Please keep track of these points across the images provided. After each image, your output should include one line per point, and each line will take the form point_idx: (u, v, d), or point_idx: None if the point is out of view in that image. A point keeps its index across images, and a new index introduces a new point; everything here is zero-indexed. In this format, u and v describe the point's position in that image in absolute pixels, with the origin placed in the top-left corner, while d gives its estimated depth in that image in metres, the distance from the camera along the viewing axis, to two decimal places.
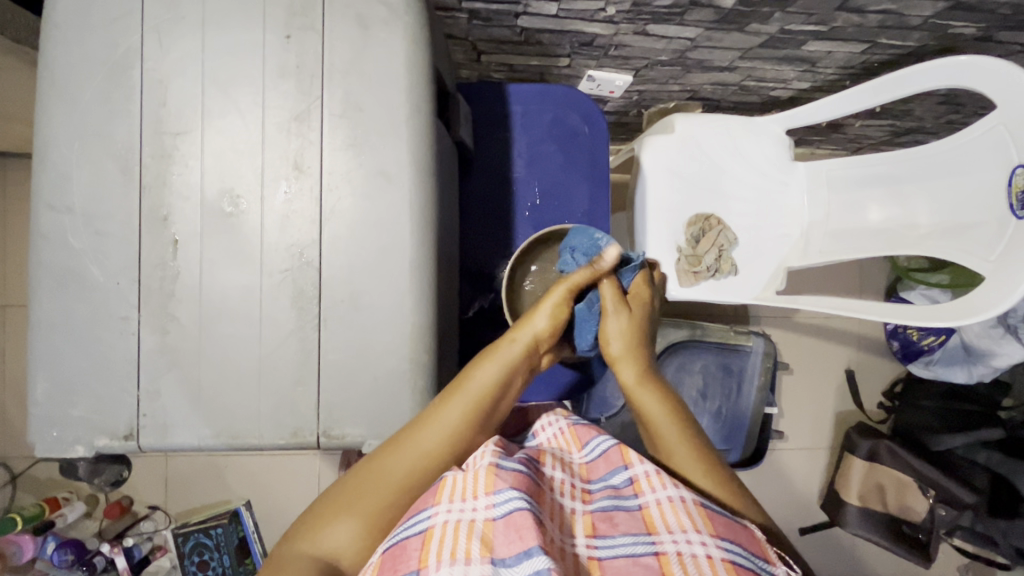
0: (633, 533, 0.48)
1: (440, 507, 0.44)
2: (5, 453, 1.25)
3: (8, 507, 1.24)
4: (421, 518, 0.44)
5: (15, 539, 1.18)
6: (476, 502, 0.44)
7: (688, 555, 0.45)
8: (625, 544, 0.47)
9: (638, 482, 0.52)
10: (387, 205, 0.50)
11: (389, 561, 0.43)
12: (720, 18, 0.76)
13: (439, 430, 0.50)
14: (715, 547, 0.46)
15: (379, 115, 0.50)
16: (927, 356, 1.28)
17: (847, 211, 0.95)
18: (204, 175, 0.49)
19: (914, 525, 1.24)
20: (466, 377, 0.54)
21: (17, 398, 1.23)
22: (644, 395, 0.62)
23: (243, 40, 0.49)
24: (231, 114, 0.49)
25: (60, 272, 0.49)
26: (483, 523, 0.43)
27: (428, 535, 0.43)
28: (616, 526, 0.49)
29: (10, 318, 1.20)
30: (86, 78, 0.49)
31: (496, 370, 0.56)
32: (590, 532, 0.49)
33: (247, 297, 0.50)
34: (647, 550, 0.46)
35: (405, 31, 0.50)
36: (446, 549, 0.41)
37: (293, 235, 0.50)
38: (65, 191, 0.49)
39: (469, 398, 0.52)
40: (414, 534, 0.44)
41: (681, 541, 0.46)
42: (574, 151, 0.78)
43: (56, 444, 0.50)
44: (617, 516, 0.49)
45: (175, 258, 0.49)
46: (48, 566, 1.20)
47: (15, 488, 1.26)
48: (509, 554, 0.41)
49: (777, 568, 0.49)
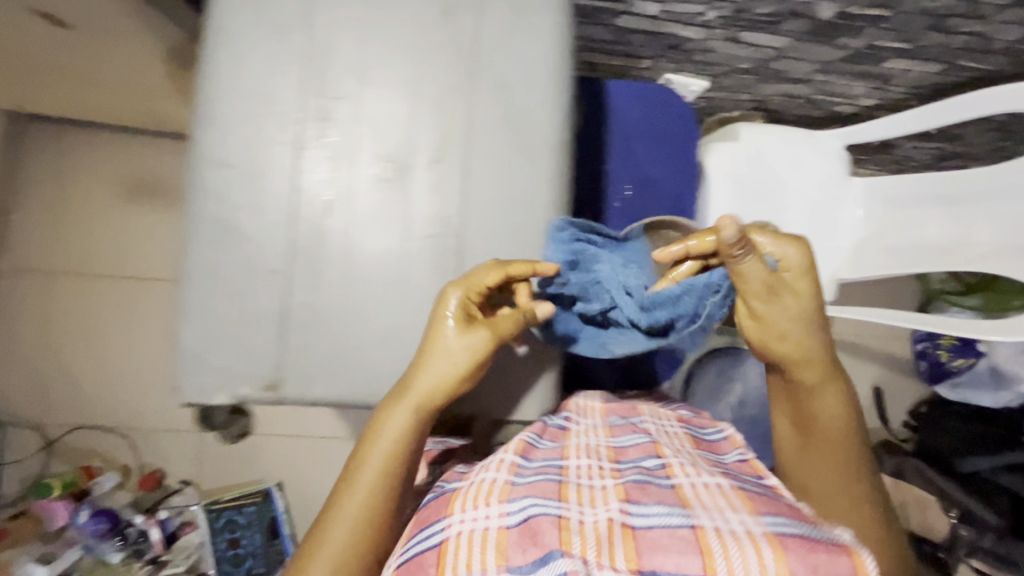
0: (668, 505, 0.48)
1: (453, 519, 0.49)
2: (60, 419, 1.38)
3: (43, 471, 1.37)
4: (436, 531, 0.49)
5: (49, 505, 1.27)
6: (489, 510, 0.49)
7: (725, 529, 0.45)
8: (660, 516, 0.47)
9: (670, 466, 0.53)
10: (528, 180, 0.52)
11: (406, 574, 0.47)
12: (814, 30, 0.79)
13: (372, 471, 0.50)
14: (754, 523, 0.46)
15: (526, 93, 0.52)
16: (954, 378, 1.36)
17: (903, 228, 1.01)
18: (359, 140, 0.51)
19: (935, 544, 1.27)
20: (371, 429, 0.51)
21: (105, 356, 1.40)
22: (824, 397, 0.57)
23: (404, 14, 0.51)
24: (388, 83, 0.51)
25: (215, 223, 0.50)
26: (497, 532, 0.47)
27: (443, 548, 0.48)
28: (650, 497, 0.49)
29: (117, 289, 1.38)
30: (253, 38, 0.50)
31: (404, 412, 0.49)
32: (623, 497, 0.50)
33: (390, 260, 0.51)
34: (683, 522, 0.46)
35: (556, 17, 0.53)
36: (465, 561, 0.46)
37: (438, 203, 0.52)
38: (225, 145, 0.50)
39: (386, 445, 0.50)
40: (431, 547, 0.48)
41: (716, 517, 0.46)
42: (665, 148, 0.80)
43: (200, 392, 0.50)
44: (650, 488, 0.50)
45: (328, 219, 0.51)
46: (79, 535, 1.28)
47: (49, 454, 1.38)
48: (524, 561, 0.45)
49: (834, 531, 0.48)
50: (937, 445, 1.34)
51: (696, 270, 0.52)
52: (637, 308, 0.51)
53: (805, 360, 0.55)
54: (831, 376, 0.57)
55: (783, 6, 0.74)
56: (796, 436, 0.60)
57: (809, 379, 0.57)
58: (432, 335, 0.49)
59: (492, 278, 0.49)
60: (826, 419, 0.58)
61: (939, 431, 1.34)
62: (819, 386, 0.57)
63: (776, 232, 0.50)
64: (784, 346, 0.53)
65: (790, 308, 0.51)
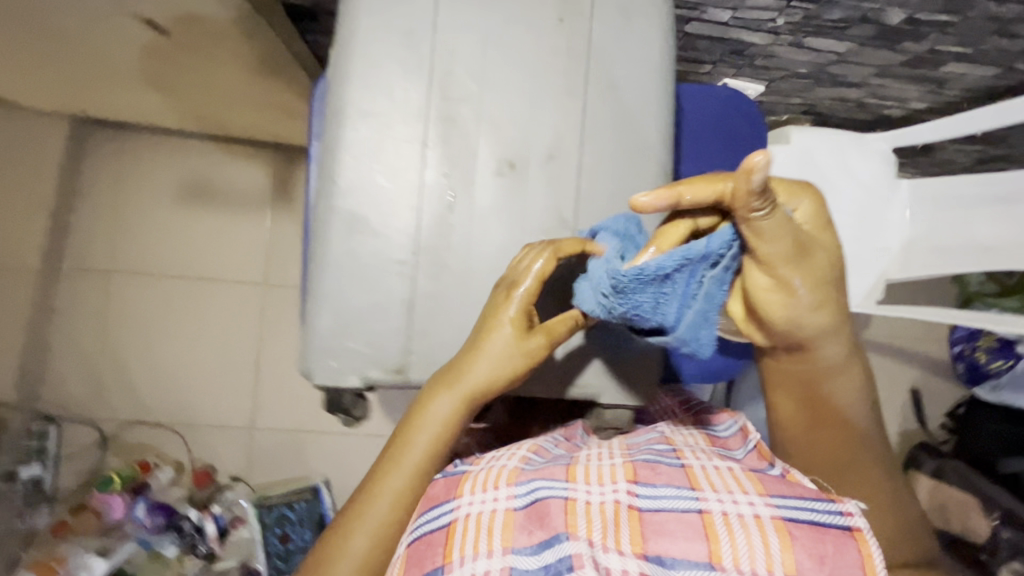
0: (676, 486, 0.47)
1: (462, 500, 0.48)
2: (113, 415, 1.41)
3: (100, 464, 1.39)
4: (444, 511, 0.48)
5: (108, 499, 1.30)
6: (497, 492, 0.47)
7: (733, 514, 0.44)
8: (668, 496, 0.46)
9: (682, 451, 0.53)
10: (636, 177, 0.56)
11: (415, 555, 0.46)
12: (878, 35, 0.83)
13: (416, 450, 0.52)
14: (763, 506, 0.45)
15: (634, 94, 0.55)
16: (996, 380, 1.31)
17: (953, 229, 1.03)
18: (481, 139, 0.54)
19: (976, 547, 1.24)
20: (417, 410, 0.53)
21: (160, 357, 1.41)
22: (840, 383, 0.57)
23: (522, 21, 0.54)
24: (508, 84, 0.54)
25: (347, 215, 0.53)
26: (504, 514, 0.45)
27: (452, 528, 0.46)
28: (658, 476, 0.48)
29: (179, 289, 1.40)
30: (383, 42, 0.53)
31: (455, 399, 0.51)
32: (632, 477, 0.48)
33: (508, 252, 0.54)
34: (691, 505, 0.45)
35: (662, 24, 0.56)
36: (469, 544, 0.44)
37: (554, 198, 0.55)
38: (356, 143, 0.53)
39: (431, 431, 0.52)
40: (437, 528, 0.46)
41: (726, 500, 0.45)
42: (736, 149, 0.83)
43: (333, 374, 0.53)
44: (660, 468, 0.49)
45: (451, 213, 0.54)
46: (133, 529, 1.30)
47: (104, 450, 1.40)
48: (529, 543, 0.43)
49: (846, 505, 0.45)
50: (975, 446, 1.35)
51: (687, 236, 0.44)
52: (611, 285, 0.46)
53: (822, 331, 0.49)
54: (849, 359, 0.55)
55: (853, 12, 0.78)
56: (805, 416, 0.60)
57: (814, 345, 0.52)
58: (489, 328, 0.51)
59: (539, 266, 0.50)
60: (841, 404, 0.59)
61: (977, 434, 1.35)
62: (834, 371, 0.56)
63: (788, 181, 0.44)
64: (786, 310, 0.46)
65: (803, 272, 0.44)
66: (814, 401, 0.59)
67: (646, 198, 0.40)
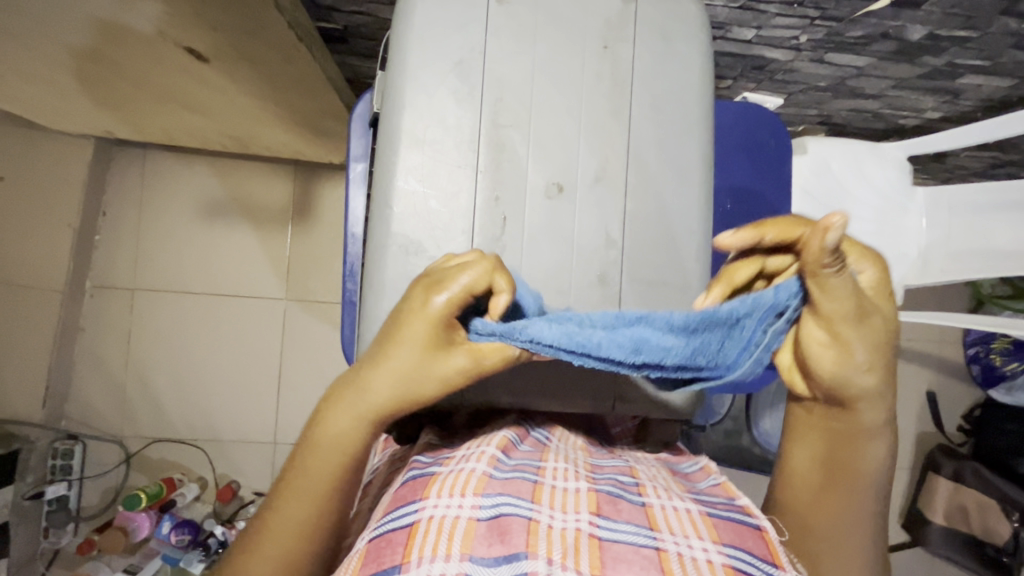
0: (636, 523, 0.44)
1: (427, 503, 0.44)
2: (135, 433, 1.41)
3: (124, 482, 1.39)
4: (408, 511, 0.44)
5: (135, 516, 1.29)
6: (463, 500, 0.44)
7: (688, 557, 0.42)
8: (627, 531, 0.43)
9: (643, 487, 0.49)
10: (680, 197, 0.57)
11: (373, 553, 0.42)
12: (899, 50, 0.85)
13: (318, 478, 0.47)
14: (717, 553, 0.43)
15: (676, 117, 0.57)
16: (1009, 381, 1.33)
17: (969, 234, 1.04)
18: (529, 163, 0.56)
19: (997, 547, 1.25)
20: (314, 431, 0.47)
21: (182, 373, 1.41)
22: (870, 449, 0.50)
23: (567, 49, 0.56)
24: (555, 110, 0.56)
25: (401, 241, 0.54)
26: (467, 521, 0.42)
27: (414, 529, 0.42)
28: (620, 512, 0.45)
29: (200, 306, 1.42)
30: (435, 72, 0.55)
31: (357, 416, 0.46)
32: (594, 508, 0.45)
33: (558, 272, 0.56)
34: (648, 542, 0.43)
35: (701, 48, 0.58)
36: (429, 545, 0.40)
37: (601, 219, 0.56)
38: (409, 170, 0.55)
39: (332, 453, 0.47)
40: (399, 527, 0.43)
41: (683, 543, 0.43)
42: (762, 162, 0.85)
43: None
44: (621, 504, 0.46)
45: (503, 236, 0.55)
46: (160, 544, 1.31)
47: (128, 467, 1.41)
48: (488, 555, 0.40)
49: (786, 574, 0.44)
50: (991, 445, 1.36)
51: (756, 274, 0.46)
52: (681, 326, 0.40)
53: (870, 393, 0.46)
54: (886, 425, 0.49)
55: (875, 29, 0.80)
56: (817, 479, 0.52)
57: (855, 407, 0.47)
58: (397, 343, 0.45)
59: (465, 280, 0.45)
60: (865, 467, 0.51)
61: (993, 431, 1.36)
62: (864, 435, 0.49)
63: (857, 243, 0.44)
64: (837, 366, 0.44)
65: (858, 336, 0.43)
66: (837, 464, 0.51)
67: (729, 236, 0.43)
